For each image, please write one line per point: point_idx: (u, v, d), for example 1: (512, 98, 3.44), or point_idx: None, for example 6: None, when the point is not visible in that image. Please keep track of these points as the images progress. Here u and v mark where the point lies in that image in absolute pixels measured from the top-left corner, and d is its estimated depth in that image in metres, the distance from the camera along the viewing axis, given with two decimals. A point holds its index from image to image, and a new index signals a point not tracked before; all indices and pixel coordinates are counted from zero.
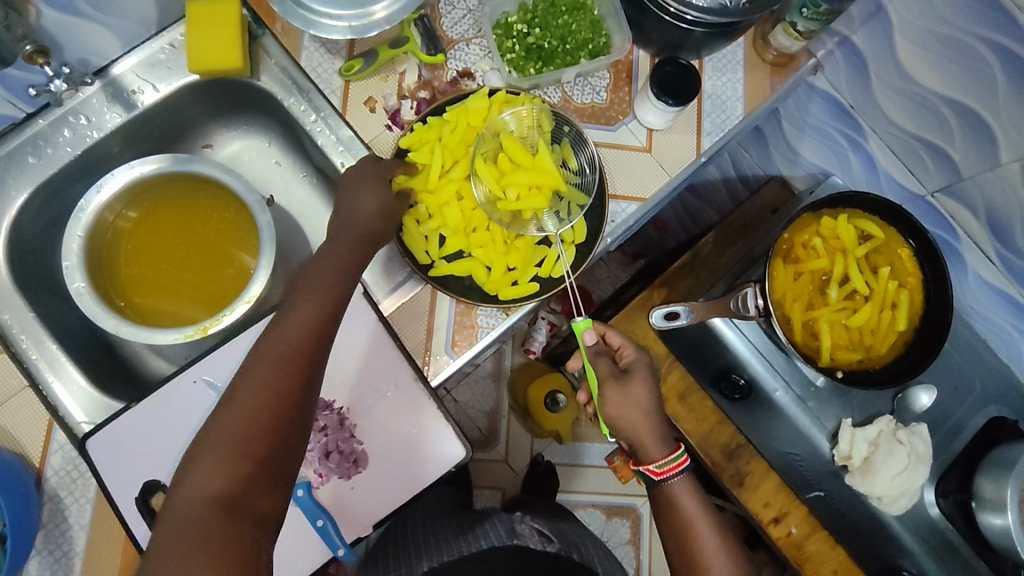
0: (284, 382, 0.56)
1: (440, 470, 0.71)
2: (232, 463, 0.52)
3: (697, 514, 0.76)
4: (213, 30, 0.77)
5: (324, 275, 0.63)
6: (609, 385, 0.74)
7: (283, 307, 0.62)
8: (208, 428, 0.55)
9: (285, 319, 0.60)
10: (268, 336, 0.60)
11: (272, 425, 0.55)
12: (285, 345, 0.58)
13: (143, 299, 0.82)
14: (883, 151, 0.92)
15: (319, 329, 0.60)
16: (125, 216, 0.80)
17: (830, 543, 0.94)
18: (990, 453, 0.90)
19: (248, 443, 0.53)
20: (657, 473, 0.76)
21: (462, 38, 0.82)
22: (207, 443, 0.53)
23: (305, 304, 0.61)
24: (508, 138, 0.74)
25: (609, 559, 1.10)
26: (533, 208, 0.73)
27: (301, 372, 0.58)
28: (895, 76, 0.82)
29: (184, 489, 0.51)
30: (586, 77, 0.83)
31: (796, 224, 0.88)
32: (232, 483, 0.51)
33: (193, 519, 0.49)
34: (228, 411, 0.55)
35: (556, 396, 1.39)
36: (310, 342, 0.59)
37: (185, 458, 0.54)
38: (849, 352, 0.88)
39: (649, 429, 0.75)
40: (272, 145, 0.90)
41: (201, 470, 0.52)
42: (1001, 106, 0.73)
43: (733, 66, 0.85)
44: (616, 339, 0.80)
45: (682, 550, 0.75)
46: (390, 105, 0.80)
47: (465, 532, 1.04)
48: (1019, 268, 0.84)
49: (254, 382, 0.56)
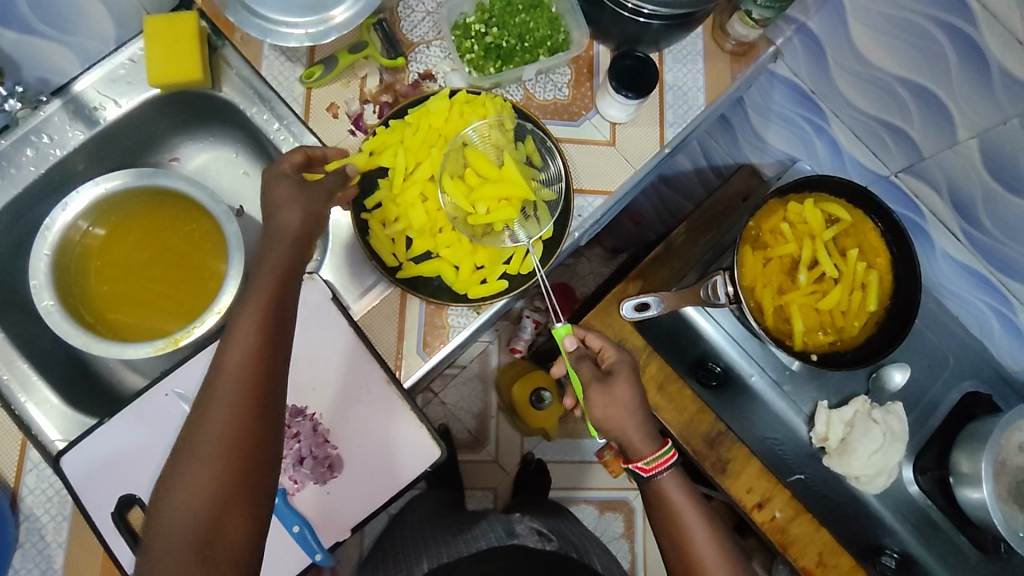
0: (248, 384, 0.56)
1: (419, 470, 0.72)
2: (203, 496, 0.52)
3: (688, 507, 0.75)
4: (171, 44, 0.77)
5: (275, 269, 0.61)
6: (594, 389, 0.75)
7: (240, 305, 0.60)
8: (184, 443, 0.54)
9: (233, 334, 0.58)
10: (218, 355, 0.57)
11: (237, 451, 0.54)
12: (235, 366, 0.56)
13: (113, 314, 0.81)
14: (846, 134, 0.92)
15: (268, 343, 0.58)
16: (93, 233, 0.80)
17: (814, 526, 0.95)
18: (967, 427, 0.91)
19: (215, 474, 0.53)
20: (646, 469, 0.75)
21: (422, 41, 0.82)
22: (174, 477, 0.53)
23: (251, 316, 0.58)
24: (472, 153, 0.74)
25: (605, 554, 1.10)
26: (503, 220, 0.74)
27: (256, 392, 0.56)
28: (852, 61, 0.83)
29: (160, 523, 0.52)
30: (547, 74, 0.84)
31: (762, 211, 0.89)
32: (206, 516, 0.52)
33: (174, 556, 0.51)
34: (201, 423, 0.54)
35: (541, 393, 1.38)
36: (268, 338, 0.58)
37: (166, 474, 0.54)
38: (822, 334, 0.89)
39: (637, 426, 0.75)
40: (239, 155, 0.90)
41: (184, 487, 0.52)
42: (954, 84, 0.74)
43: (693, 56, 0.86)
44: (596, 342, 0.80)
45: (676, 545, 0.74)
46: (353, 110, 0.80)
47: (463, 533, 1.04)
48: (984, 244, 0.86)
49: (211, 410, 0.54)
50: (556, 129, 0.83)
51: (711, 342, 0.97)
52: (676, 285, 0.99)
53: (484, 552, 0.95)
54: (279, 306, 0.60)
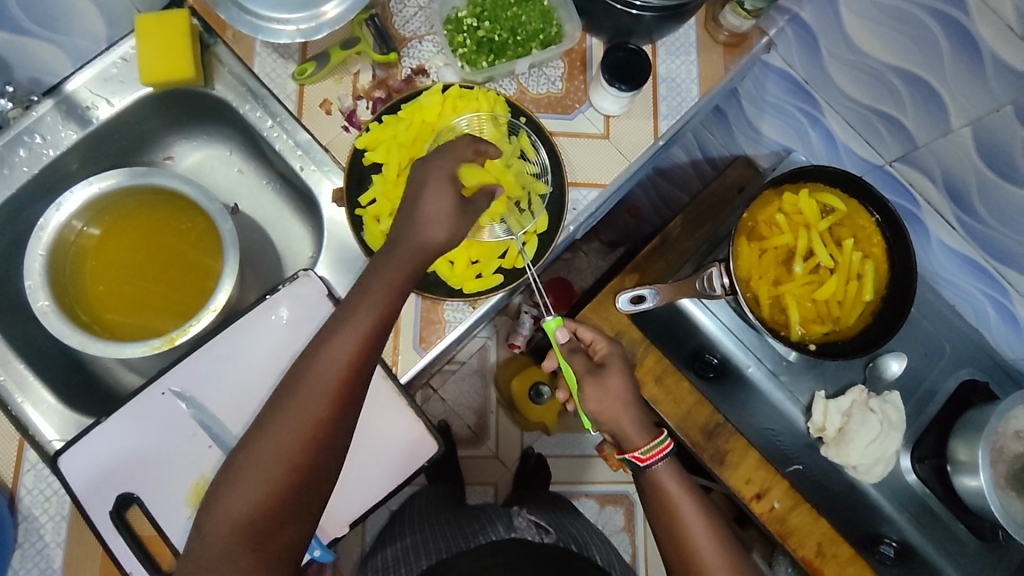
0: (325, 404, 0.58)
1: (416, 464, 0.72)
2: (263, 492, 0.56)
3: (683, 498, 0.74)
4: (164, 42, 0.77)
5: (375, 295, 0.62)
6: (588, 382, 0.76)
7: (334, 323, 0.61)
8: (254, 440, 0.58)
9: (325, 345, 0.60)
10: (305, 363, 0.60)
11: (303, 459, 0.57)
12: (318, 379, 0.59)
13: (108, 314, 0.81)
14: (840, 125, 0.92)
15: (357, 364, 0.60)
16: (88, 233, 0.80)
17: (813, 516, 0.96)
18: (964, 415, 0.92)
19: (278, 473, 0.57)
20: (642, 459, 0.74)
21: (414, 36, 0.82)
22: (244, 466, 0.57)
23: (347, 332, 0.60)
24: None
25: (606, 547, 1.11)
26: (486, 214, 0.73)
27: (336, 408, 0.59)
28: (846, 50, 0.82)
29: (218, 508, 0.56)
30: (540, 67, 0.84)
31: (757, 203, 0.89)
32: (256, 515, 0.56)
33: (222, 543, 0.55)
34: (273, 427, 0.58)
35: (539, 387, 1.39)
36: (352, 366, 0.60)
37: (231, 462, 0.58)
38: (817, 324, 0.89)
39: (631, 419, 0.75)
40: (233, 153, 0.90)
41: (245, 482, 0.56)
42: (947, 72, 0.74)
43: (686, 48, 0.86)
44: (588, 334, 0.81)
45: (673, 539, 0.73)
46: (346, 106, 0.80)
47: (464, 529, 1.04)
48: (979, 232, 0.86)
49: (286, 413, 0.58)
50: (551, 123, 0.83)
51: (707, 332, 0.97)
52: (672, 278, 0.99)
53: (485, 546, 0.95)
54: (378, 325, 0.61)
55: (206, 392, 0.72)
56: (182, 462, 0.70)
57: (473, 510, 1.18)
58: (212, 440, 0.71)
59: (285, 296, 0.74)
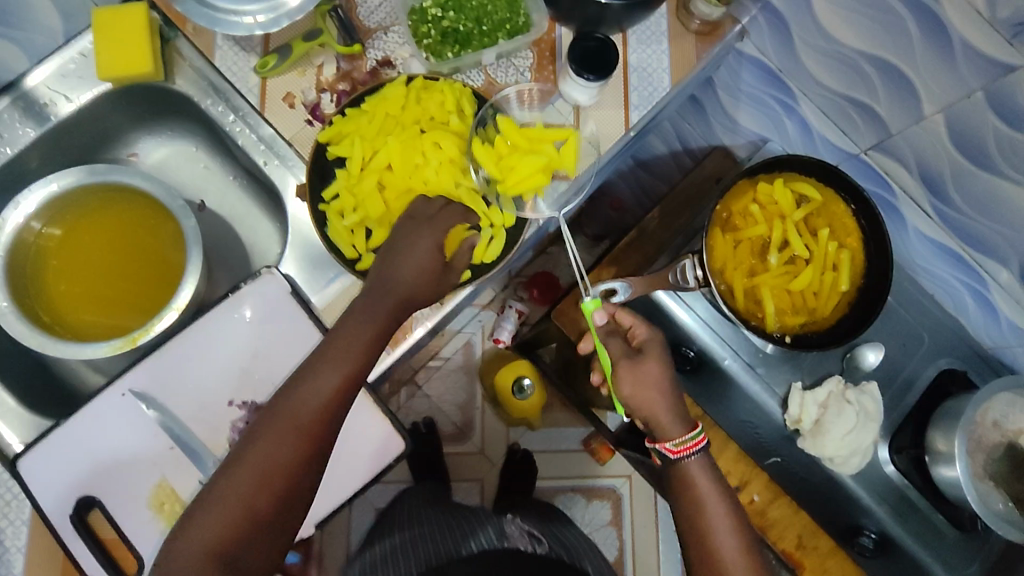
0: (299, 444, 0.58)
1: (384, 462, 0.72)
2: (224, 537, 0.55)
3: (711, 495, 0.72)
4: (121, 37, 0.75)
5: (358, 338, 0.63)
6: (624, 366, 0.75)
7: (313, 362, 0.62)
8: (223, 476, 0.57)
9: (302, 384, 0.60)
10: (281, 401, 0.60)
11: (271, 497, 0.57)
12: (293, 418, 0.59)
13: (71, 315, 0.79)
14: (815, 113, 0.90)
15: (333, 407, 0.60)
16: (48, 234, 0.79)
17: (792, 509, 0.99)
18: (940, 406, 0.91)
19: (240, 518, 0.56)
20: (673, 451, 0.73)
21: (379, 27, 0.80)
22: (210, 503, 0.56)
23: (325, 374, 0.61)
24: (504, 119, 0.73)
25: (599, 559, 1.09)
26: (535, 189, 0.73)
27: (308, 450, 0.59)
28: (817, 37, 0.80)
29: (178, 546, 0.55)
30: (508, 58, 0.82)
31: (731, 193, 0.88)
32: (218, 554, 0.54)
33: None
34: (243, 465, 0.57)
35: (521, 382, 1.38)
36: (330, 407, 0.60)
37: (195, 500, 0.57)
38: (794, 316, 0.89)
39: (665, 407, 0.74)
40: (199, 150, 0.89)
41: (208, 521, 0.55)
42: (917, 58, 0.73)
43: (657, 37, 0.84)
44: (628, 319, 0.81)
45: (696, 536, 0.71)
46: (309, 99, 0.78)
47: (454, 532, 1.03)
48: (954, 220, 0.85)
49: (254, 454, 0.58)
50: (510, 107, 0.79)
51: (685, 327, 0.96)
52: (646, 270, 0.99)
53: (476, 556, 0.94)
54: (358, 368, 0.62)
55: (167, 392, 0.71)
56: (143, 463, 0.69)
57: (461, 510, 1.17)
58: (174, 441, 0.70)
59: (249, 294, 0.73)
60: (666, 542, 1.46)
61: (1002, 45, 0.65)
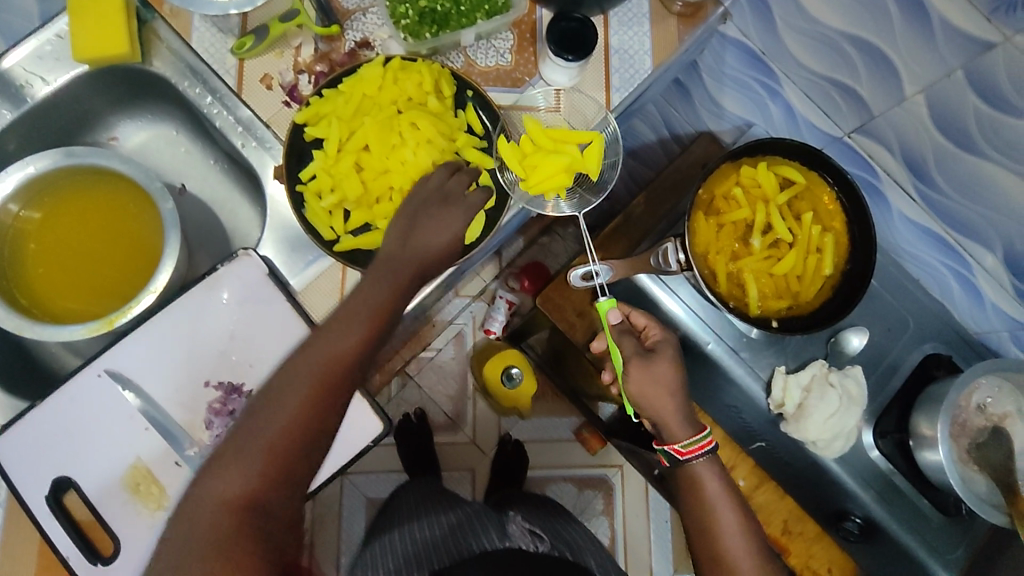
0: (312, 399, 0.57)
1: (361, 445, 0.74)
2: (235, 493, 0.54)
3: (719, 496, 0.77)
4: (98, 17, 0.74)
5: (371, 298, 0.60)
6: (635, 364, 0.78)
7: (327, 324, 0.60)
8: (237, 436, 0.57)
9: (316, 343, 0.59)
10: (295, 360, 0.59)
11: (284, 452, 0.56)
12: (307, 375, 0.58)
13: (50, 298, 0.79)
14: (798, 96, 0.90)
15: (343, 369, 0.58)
16: (27, 217, 0.78)
17: (779, 494, 1.01)
18: (924, 390, 0.90)
19: (252, 474, 0.54)
20: (682, 453, 0.77)
21: (357, 8, 0.79)
22: (223, 461, 0.55)
23: (339, 332, 0.59)
24: (531, 120, 0.74)
25: (601, 553, 1.07)
26: (557, 190, 0.75)
27: (318, 406, 0.57)
28: (799, 18, 0.79)
29: (195, 503, 0.54)
30: (488, 39, 0.82)
31: (715, 176, 0.88)
32: (230, 512, 0.53)
33: (193, 540, 0.52)
34: (256, 422, 0.56)
35: (511, 371, 1.37)
36: (344, 364, 0.58)
37: (210, 463, 0.57)
38: (777, 299, 0.88)
39: (674, 409, 0.77)
40: (179, 133, 0.88)
41: (223, 478, 0.54)
42: (898, 38, 0.72)
43: (638, 19, 0.83)
44: (642, 320, 0.86)
45: (703, 532, 0.76)
46: (287, 81, 0.78)
47: (453, 530, 1.01)
48: (938, 204, 0.85)
49: (259, 419, 0.56)
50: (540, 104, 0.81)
51: (670, 313, 0.95)
52: (631, 254, 0.98)
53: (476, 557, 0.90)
54: (366, 337, 0.59)
55: (143, 375, 0.71)
56: (118, 445, 0.69)
57: (459, 503, 1.16)
58: (149, 422, 0.70)
59: (225, 276, 0.72)
60: (657, 531, 1.46)
61: (981, 22, 0.65)
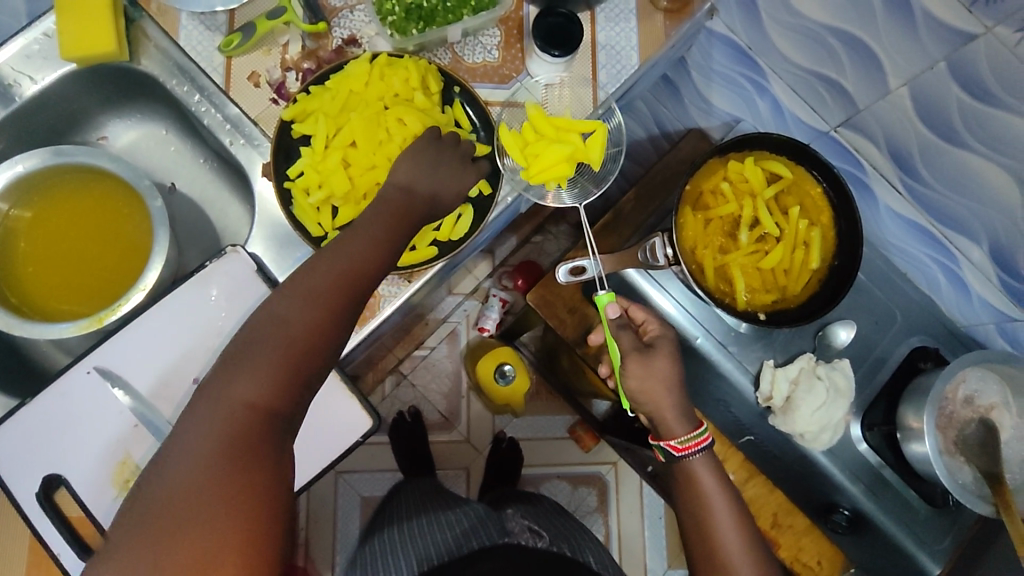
0: (333, 305, 0.57)
1: (350, 440, 0.74)
2: (257, 392, 0.52)
3: (714, 490, 0.77)
4: (86, 16, 0.75)
5: (384, 221, 0.63)
6: (633, 359, 0.78)
7: (342, 238, 0.61)
8: (251, 339, 0.55)
9: (332, 254, 0.59)
10: (309, 269, 0.59)
11: (305, 354, 0.55)
12: (327, 281, 0.58)
13: (39, 296, 0.79)
14: (785, 91, 0.90)
15: (361, 281, 0.59)
16: (17, 215, 0.78)
17: (768, 487, 1.01)
18: (913, 382, 0.91)
19: (273, 374, 0.53)
20: (677, 449, 0.78)
21: (345, 5, 0.80)
22: (240, 362, 0.53)
23: (357, 246, 0.60)
24: (534, 107, 0.75)
25: (600, 550, 1.07)
26: (557, 180, 0.76)
27: (337, 314, 0.57)
28: (784, 13, 0.80)
29: (211, 402, 0.52)
30: (475, 36, 0.82)
31: (703, 170, 0.88)
32: (254, 410, 0.52)
33: (214, 435, 0.50)
34: (274, 325, 0.55)
35: (504, 369, 1.38)
36: (362, 275, 0.59)
37: (221, 365, 0.54)
38: (764, 293, 0.89)
39: (672, 404, 0.77)
40: (169, 132, 0.88)
41: (243, 378, 0.52)
42: (881, 31, 0.72)
43: (625, 15, 0.83)
44: (640, 315, 0.86)
45: (698, 526, 0.77)
46: (274, 78, 0.78)
47: (451, 525, 1.01)
48: (925, 197, 0.85)
49: (267, 332, 0.55)
50: (545, 99, 0.81)
51: (661, 309, 0.96)
52: (620, 250, 0.99)
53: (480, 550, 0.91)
54: (376, 257, 0.61)
55: (133, 373, 0.71)
56: (107, 442, 0.69)
57: (459, 500, 1.18)
58: (138, 419, 0.70)
59: (214, 272, 0.73)
60: (651, 528, 1.46)
61: (961, 13, 0.65)
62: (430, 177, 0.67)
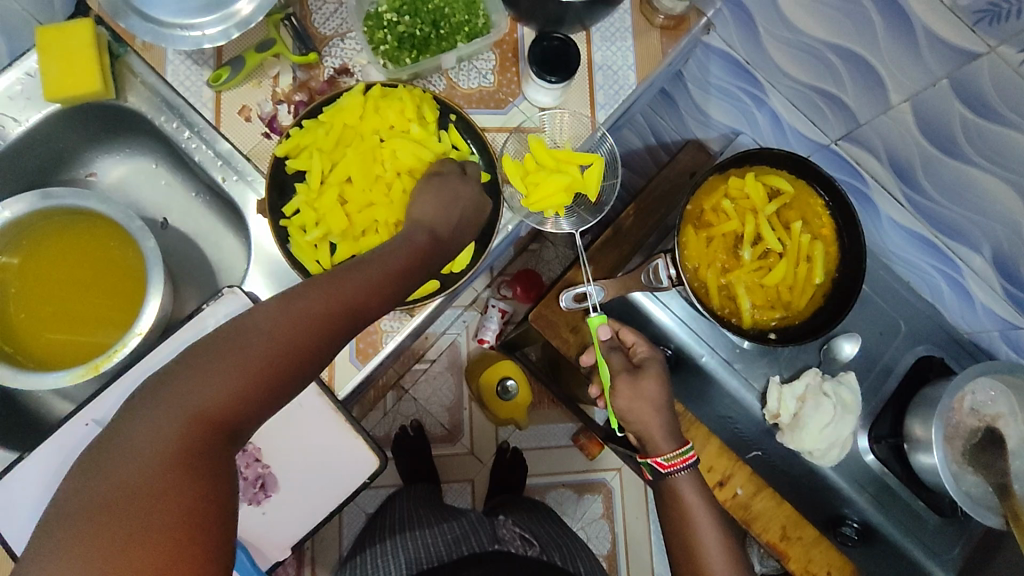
0: (325, 330, 0.52)
1: (356, 482, 0.73)
2: (217, 401, 0.48)
3: (698, 506, 0.77)
4: (69, 57, 0.73)
5: (395, 253, 0.60)
6: (622, 380, 0.79)
7: (351, 264, 0.57)
8: (229, 339, 0.50)
9: (339, 276, 0.55)
10: (311, 285, 0.53)
11: (282, 372, 0.50)
12: (323, 300, 0.52)
13: (33, 343, 0.77)
14: (783, 104, 0.90)
15: (360, 311, 0.54)
16: (7, 262, 0.76)
17: (776, 501, 0.97)
18: (920, 392, 0.90)
19: (242, 386, 0.48)
20: (664, 466, 0.78)
21: (335, 34, 0.79)
22: (211, 360, 0.49)
23: (365, 276, 0.56)
24: (535, 138, 0.75)
25: (590, 560, 1.07)
26: (552, 208, 0.76)
27: (327, 340, 0.53)
28: (782, 28, 0.79)
29: (167, 397, 0.47)
30: (470, 60, 0.80)
31: (704, 188, 0.87)
32: (212, 416, 0.47)
33: (161, 436, 0.46)
34: (255, 332, 0.50)
35: (506, 383, 1.39)
36: (363, 307, 0.55)
37: (188, 355, 0.49)
38: (769, 310, 0.88)
39: (660, 424, 0.78)
40: (159, 166, 0.86)
41: (208, 380, 0.48)
42: (882, 48, 0.71)
43: (621, 34, 0.82)
44: (630, 337, 0.86)
45: (682, 543, 0.77)
46: (266, 111, 0.77)
47: (446, 531, 1.02)
48: (927, 209, 0.85)
49: (247, 345, 0.49)
50: (543, 125, 0.81)
51: (661, 325, 0.95)
52: (622, 270, 0.96)
53: (469, 558, 0.91)
54: (381, 296, 0.56)
55: None
56: None
57: (454, 512, 1.16)
58: None
59: (209, 315, 0.71)
60: (656, 533, 1.46)
61: (963, 31, 0.64)
62: (425, 211, 0.65)
